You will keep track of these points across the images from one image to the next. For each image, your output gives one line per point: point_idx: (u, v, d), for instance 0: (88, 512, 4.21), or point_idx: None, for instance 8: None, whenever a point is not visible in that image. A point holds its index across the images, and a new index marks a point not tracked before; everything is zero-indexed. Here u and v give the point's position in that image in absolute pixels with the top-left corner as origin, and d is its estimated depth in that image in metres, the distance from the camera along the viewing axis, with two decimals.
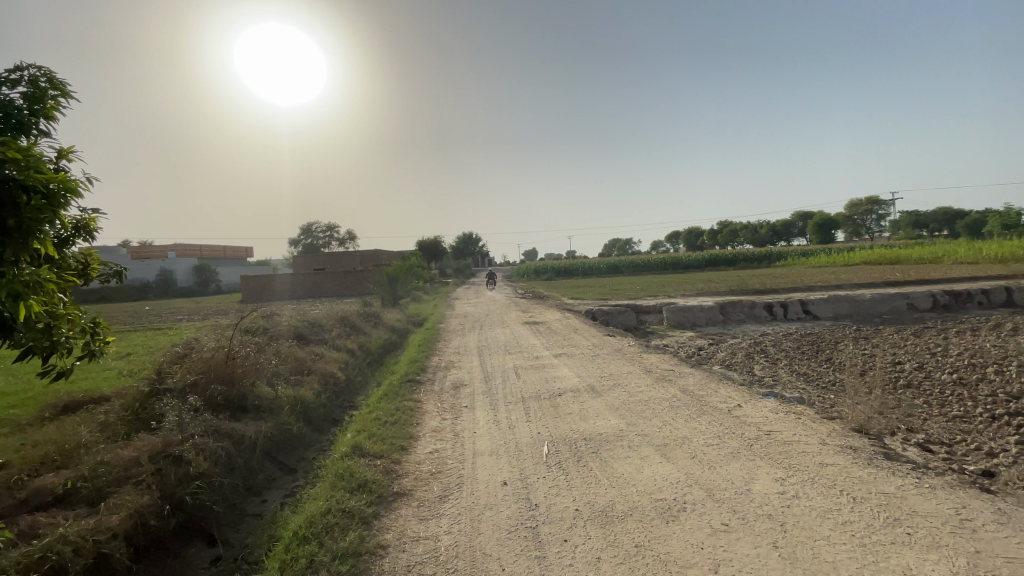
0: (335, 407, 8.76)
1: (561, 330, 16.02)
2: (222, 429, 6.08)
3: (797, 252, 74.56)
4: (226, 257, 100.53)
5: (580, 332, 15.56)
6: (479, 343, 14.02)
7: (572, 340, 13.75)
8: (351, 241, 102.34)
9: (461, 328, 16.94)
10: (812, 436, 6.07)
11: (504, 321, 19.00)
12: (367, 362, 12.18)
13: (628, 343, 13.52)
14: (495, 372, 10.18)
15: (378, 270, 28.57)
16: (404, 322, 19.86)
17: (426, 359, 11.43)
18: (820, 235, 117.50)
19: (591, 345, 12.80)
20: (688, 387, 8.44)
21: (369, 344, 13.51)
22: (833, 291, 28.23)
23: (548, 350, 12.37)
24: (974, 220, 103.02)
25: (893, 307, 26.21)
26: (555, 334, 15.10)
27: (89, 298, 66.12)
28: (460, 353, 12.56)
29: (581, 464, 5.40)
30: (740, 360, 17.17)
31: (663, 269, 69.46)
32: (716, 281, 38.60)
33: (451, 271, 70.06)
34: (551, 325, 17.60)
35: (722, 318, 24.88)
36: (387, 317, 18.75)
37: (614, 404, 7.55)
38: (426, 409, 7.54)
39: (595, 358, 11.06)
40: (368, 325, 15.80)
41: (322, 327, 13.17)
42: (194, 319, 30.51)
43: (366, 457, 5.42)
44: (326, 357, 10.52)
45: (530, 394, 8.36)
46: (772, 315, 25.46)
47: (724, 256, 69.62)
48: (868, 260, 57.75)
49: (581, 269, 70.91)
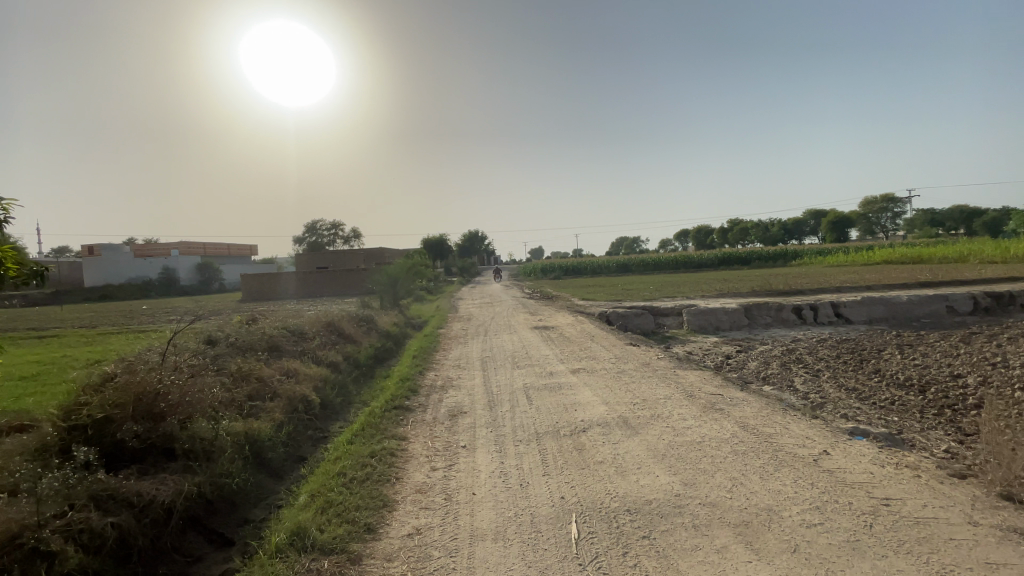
0: (302, 443, 7.01)
1: (576, 337, 14.22)
2: (120, 495, 4.41)
3: (813, 250, 72.08)
4: (231, 255, 99.58)
5: (598, 340, 13.72)
6: (484, 353, 12.25)
7: (589, 349, 11.95)
8: (356, 239, 100.94)
9: (463, 335, 15.15)
10: (954, 512, 4.26)
11: (512, 326, 17.20)
12: (352, 378, 10.42)
13: (654, 354, 11.71)
14: (502, 393, 8.42)
15: (378, 270, 26.81)
16: (403, 327, 18.10)
17: (421, 375, 9.67)
18: (834, 234, 114.68)
19: (614, 356, 10.99)
20: (746, 420, 6.64)
21: (357, 354, 11.76)
22: (864, 293, 26.16)
23: (564, 362, 10.59)
24: (994, 218, 99.81)
25: (932, 309, 24.14)
26: (570, 342, 13.30)
27: (89, 297, 65.00)
28: (461, 365, 10.79)
29: (629, 562, 3.63)
30: (775, 371, 15.33)
31: (674, 269, 67.37)
32: (734, 281, 36.63)
33: (456, 270, 68.38)
34: (564, 331, 15.79)
35: (747, 322, 22.96)
36: (383, 322, 17.01)
37: (657, 446, 5.78)
38: (411, 452, 5.79)
39: (620, 374, 9.27)
40: (359, 331, 14.06)
41: (303, 335, 11.43)
42: (185, 321, 28.97)
43: (309, 555, 3.68)
44: (299, 376, 8.76)
45: (546, 429, 6.56)
46: (801, 319, 23.47)
47: (737, 255, 67.27)
48: (889, 259, 55.26)
49: (589, 268, 68.92)
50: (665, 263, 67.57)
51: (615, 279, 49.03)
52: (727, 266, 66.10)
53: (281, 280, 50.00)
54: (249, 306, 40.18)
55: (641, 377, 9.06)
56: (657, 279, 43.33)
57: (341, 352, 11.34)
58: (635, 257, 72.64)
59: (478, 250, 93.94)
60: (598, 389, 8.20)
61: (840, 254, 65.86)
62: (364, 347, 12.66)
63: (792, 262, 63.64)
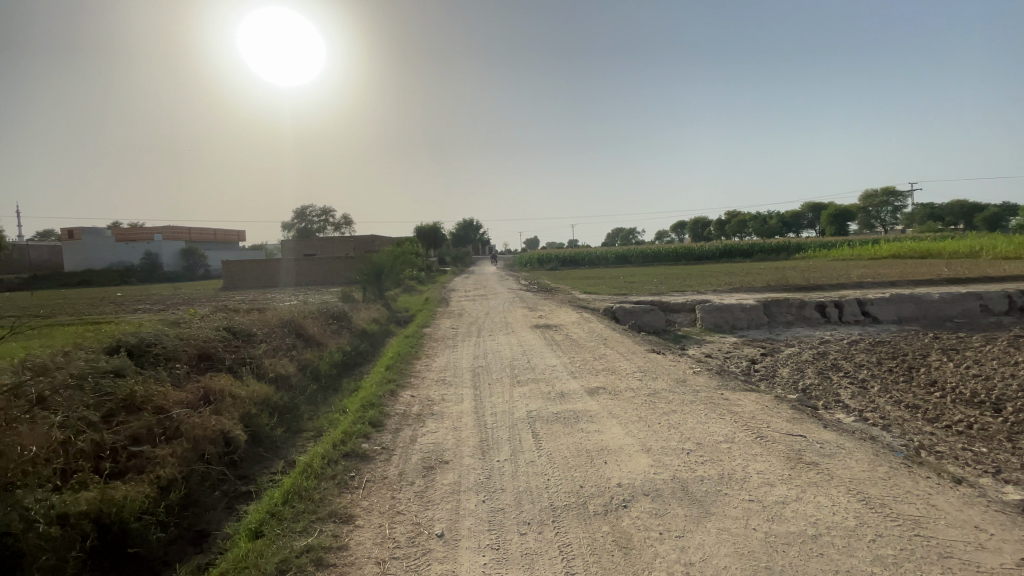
0: (204, 511, 4.83)
1: (586, 340, 12.04)
2: None
3: (817, 243, 70.25)
4: (217, 241, 96.42)
5: (612, 344, 11.53)
6: (476, 358, 10.02)
7: (606, 357, 9.76)
8: (347, 226, 98.05)
9: (452, 333, 12.97)
10: None
11: (509, 324, 15.01)
12: (306, 397, 8.15)
13: (685, 364, 9.58)
14: (499, 425, 6.20)
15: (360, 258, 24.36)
16: (386, 325, 15.91)
17: (393, 393, 7.42)
18: (834, 227, 113.08)
19: (638, 368, 8.81)
20: (862, 491, 4.47)
21: (318, 362, 9.47)
22: (890, 289, 24.14)
23: (578, 376, 8.39)
24: (996, 214, 98.44)
25: (967, 309, 22.12)
26: (579, 346, 11.11)
27: (66, 281, 62.36)
28: (446, 376, 8.55)
29: None
30: (812, 381, 13.29)
31: (674, 260, 65.31)
32: (743, 274, 34.53)
33: (449, 258, 66.10)
34: (569, 331, 13.61)
35: (766, 321, 20.88)
36: (361, 318, 14.78)
37: (751, 546, 3.61)
38: (354, 554, 3.59)
39: (655, 398, 7.09)
40: (327, 331, 11.76)
41: (251, 338, 9.14)
42: (151, 311, 26.41)
43: None
44: (225, 399, 6.46)
45: (568, 498, 4.36)
46: (824, 317, 21.41)
47: (738, 247, 65.17)
48: (896, 253, 53.39)
49: (586, 259, 66.83)
50: (665, 255, 65.45)
51: (615, 270, 47.03)
52: (729, 259, 64.01)
53: (266, 268, 47.64)
54: (229, 295, 37.68)
55: (682, 403, 6.89)
56: (660, 272, 41.35)
57: (296, 359, 9.05)
58: (634, 247, 70.55)
59: (472, 239, 91.48)
60: (632, 423, 6.01)
61: (846, 247, 63.89)
62: (331, 351, 10.41)
63: (796, 255, 61.59)
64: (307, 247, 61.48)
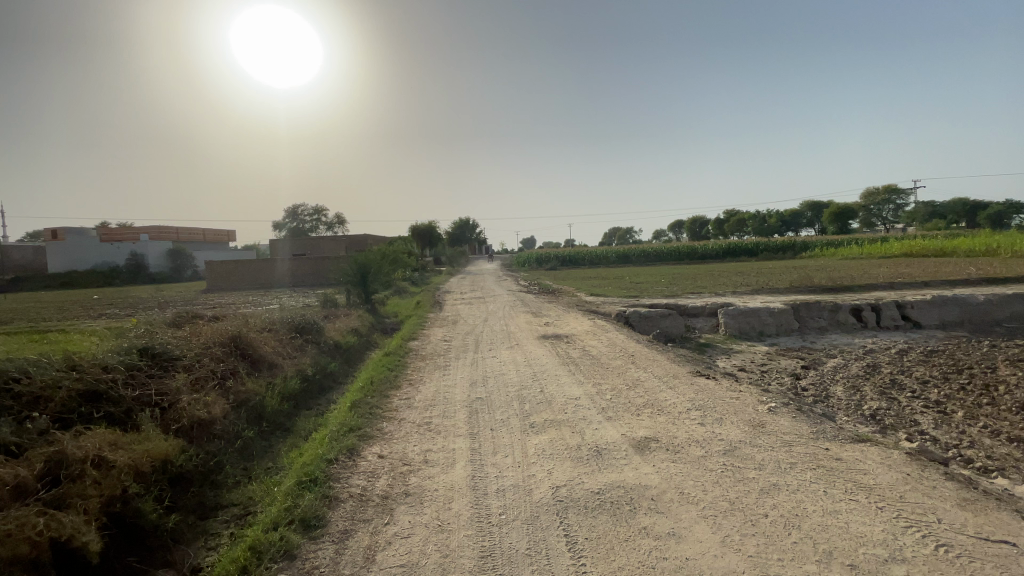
0: None
1: (607, 354, 9.79)
2: None
3: (823, 241, 68.51)
4: (207, 241, 93.70)
5: (643, 360, 9.28)
6: (474, 383, 7.78)
7: (643, 385, 7.53)
8: (340, 225, 95.64)
9: (444, 346, 10.68)
10: None
11: (512, 334, 12.74)
12: (237, 452, 5.90)
13: (746, 393, 7.34)
14: (512, 514, 3.96)
15: (345, 258, 22.00)
16: (369, 336, 13.62)
17: (356, 449, 5.15)
18: (836, 225, 111.26)
19: (691, 404, 6.56)
20: None
21: (265, 393, 7.22)
22: (927, 291, 22.02)
23: (613, 415, 6.16)
24: (999, 212, 96.97)
25: (1016, 312, 19.99)
26: (603, 365, 8.86)
27: (48, 283, 59.99)
28: (434, 415, 6.29)
29: None
30: (877, 402, 11.13)
31: (677, 259, 63.23)
32: (758, 275, 32.43)
33: (445, 258, 63.86)
34: (584, 343, 11.40)
35: (797, 326, 18.70)
36: (339, 328, 12.52)
37: None
38: None
39: (735, 462, 4.86)
40: (290, 348, 9.47)
41: (176, 362, 6.87)
42: (116, 315, 23.92)
43: None
44: (86, 476, 4.21)
45: None
46: (860, 322, 19.28)
47: (742, 246, 63.08)
48: (908, 251, 51.39)
49: (586, 258, 64.66)
50: (667, 254, 63.36)
51: (618, 270, 44.98)
52: (734, 258, 61.80)
53: (253, 269, 45.19)
54: (210, 297, 35.25)
55: (780, 473, 4.67)
56: (666, 271, 39.17)
57: (234, 392, 6.81)
58: (635, 246, 68.40)
59: (468, 238, 89.05)
60: (724, 521, 3.79)
61: (854, 245, 61.76)
62: (288, 376, 8.14)
63: (802, 254, 59.46)
64: (297, 246, 59.06)
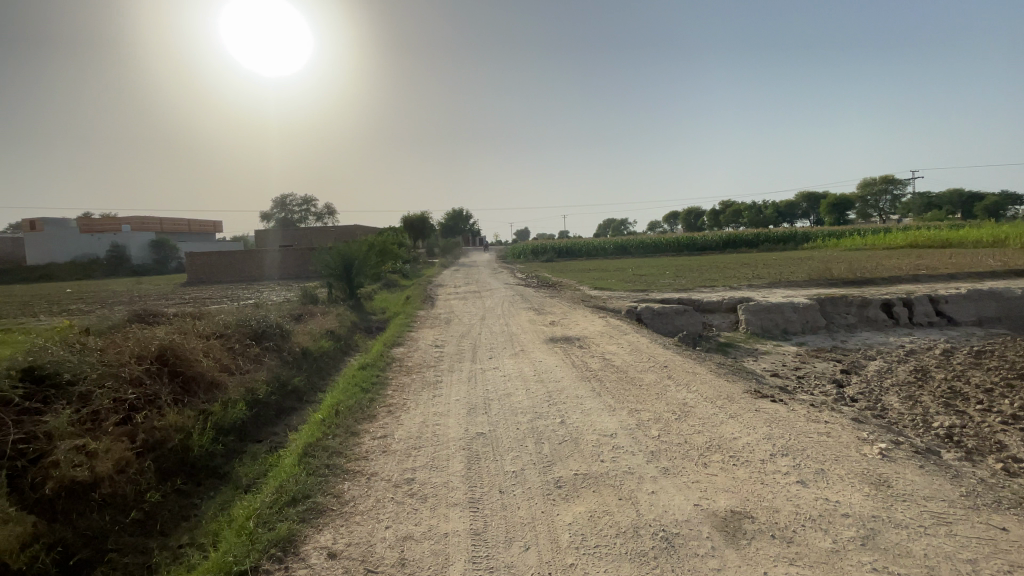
0: None
1: (634, 364, 8.00)
2: None
3: (824, 232, 67.04)
4: (192, 233, 90.85)
5: (680, 372, 7.50)
6: (473, 410, 5.96)
7: (694, 412, 5.76)
8: (330, 216, 92.99)
9: (435, 354, 8.80)
10: None
11: (514, 336, 10.92)
12: (130, 528, 4.22)
13: (833, 424, 5.57)
14: None
15: (327, 249, 19.98)
16: (349, 339, 11.76)
17: (295, 543, 3.34)
18: (833, 216, 110.03)
19: (772, 451, 4.78)
20: None
21: (195, 426, 5.46)
22: (957, 285, 20.43)
23: (672, 468, 4.39)
24: (998, 203, 95.96)
25: None
26: (633, 380, 7.08)
27: (25, 276, 57.66)
28: (419, 466, 4.47)
29: None
30: (946, 417, 9.45)
31: (676, 250, 61.54)
32: (768, 267, 30.74)
33: (438, 250, 61.80)
34: (601, 347, 9.60)
35: (825, 324, 17.04)
36: (312, 328, 10.67)
37: None
38: None
39: (890, 564, 3.10)
40: (243, 359, 7.66)
41: (71, 388, 5.08)
42: (75, 312, 21.74)
43: None
44: None
45: None
46: (890, 318, 17.65)
47: (742, 237, 61.45)
48: (913, 243, 49.87)
49: (583, 250, 62.76)
50: (666, 245, 61.65)
51: (618, 262, 43.23)
52: (735, 250, 60.11)
53: (234, 261, 42.94)
54: (185, 291, 33.05)
55: None
56: (669, 263, 37.45)
57: (146, 433, 4.99)
58: (633, 238, 66.58)
59: (461, 230, 86.81)
60: None
61: (856, 236, 60.34)
62: (234, 398, 6.36)
63: (805, 245, 57.93)
64: (283, 237, 56.78)
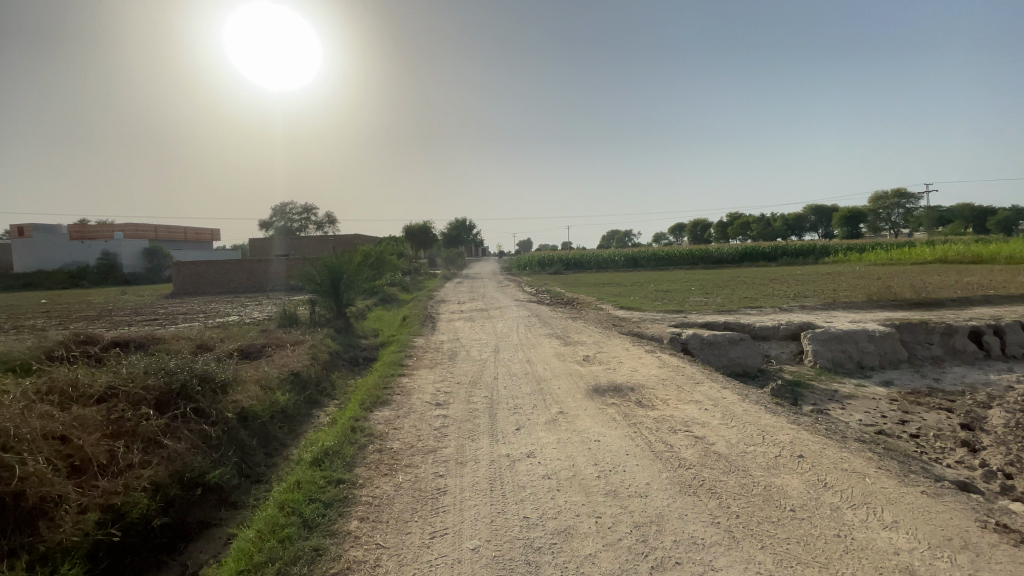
0: None
1: (748, 454, 5.09)
2: None
3: (843, 246, 64.36)
4: (188, 240, 88.50)
5: (835, 477, 4.60)
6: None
7: None
8: (330, 224, 90.69)
9: (435, 421, 5.89)
10: None
11: (544, 381, 8.00)
12: None
13: None
14: None
15: (312, 259, 17.12)
16: (322, 382, 8.97)
17: None
18: (845, 230, 107.27)
19: None
20: None
21: None
22: None
23: None
24: (1015, 216, 93.19)
25: None
26: (771, 497, 4.19)
27: (11, 283, 55.37)
28: None
29: None
30: None
31: (690, 263, 58.73)
32: (804, 284, 27.76)
33: (441, 260, 59.10)
34: (676, 408, 6.70)
35: (907, 357, 14.10)
36: (269, 369, 7.86)
37: None
38: None
39: None
40: (134, 439, 5.00)
41: None
42: (23, 329, 18.87)
43: None
44: None
45: None
46: (983, 350, 14.73)
47: (759, 249, 58.59)
48: (944, 256, 46.98)
49: (592, 261, 60.05)
50: (679, 257, 58.86)
51: (632, 275, 40.35)
52: (751, 262, 57.33)
53: (223, 271, 40.21)
54: (165, 304, 30.27)
55: None
56: (690, 278, 34.54)
57: None
58: (643, 249, 64.09)
59: (464, 240, 84.32)
60: None
61: (879, 250, 57.56)
62: (68, 543, 3.75)
63: (826, 259, 55.18)
64: (279, 246, 54.25)
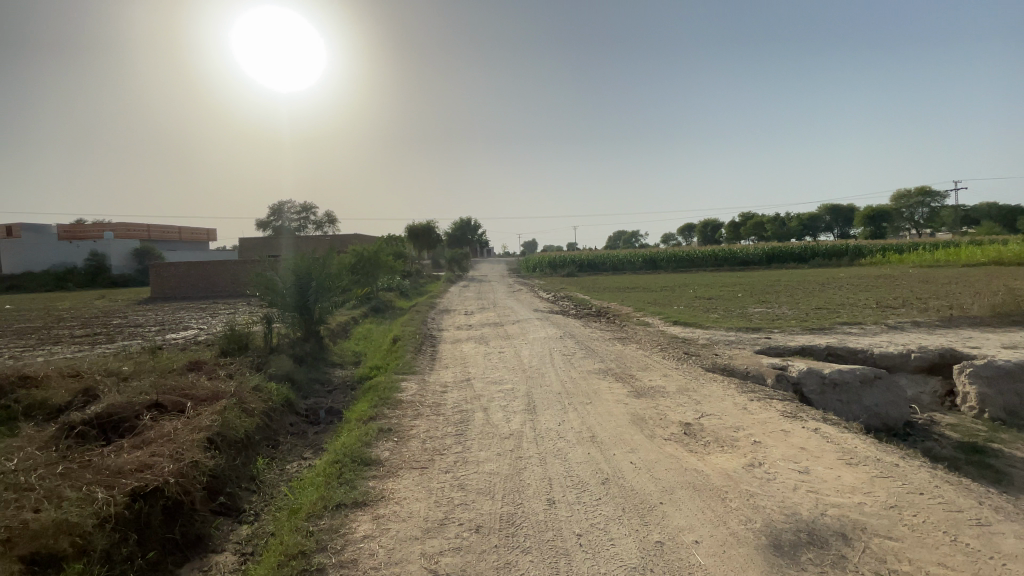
0: None
1: None
2: None
3: (875, 246, 59.81)
4: (183, 241, 84.78)
5: None
6: None
7: None
8: (330, 224, 86.82)
9: None
10: None
11: (656, 516, 3.86)
12: None
13: None
14: None
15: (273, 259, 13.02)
16: (226, 487, 4.91)
17: None
18: (866, 229, 102.60)
19: None
20: None
21: None
22: None
23: None
24: None
25: None
26: None
27: None
28: None
29: None
30: None
31: (712, 264, 54.37)
32: (875, 291, 23.31)
33: (444, 261, 55.03)
34: None
35: None
36: (81, 498, 3.78)
37: None
38: None
39: None
40: None
41: None
42: None
43: None
44: None
45: None
46: None
47: (787, 250, 54.07)
48: (999, 258, 42.29)
49: (606, 263, 55.90)
50: (701, 258, 54.43)
51: (658, 278, 36.11)
52: (779, 263, 52.87)
53: (204, 274, 36.15)
54: (129, 312, 26.18)
55: None
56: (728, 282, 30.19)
57: None
58: (661, 249, 59.63)
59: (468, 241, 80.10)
60: None
61: (919, 251, 52.89)
62: None
63: (861, 260, 50.75)
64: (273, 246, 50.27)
